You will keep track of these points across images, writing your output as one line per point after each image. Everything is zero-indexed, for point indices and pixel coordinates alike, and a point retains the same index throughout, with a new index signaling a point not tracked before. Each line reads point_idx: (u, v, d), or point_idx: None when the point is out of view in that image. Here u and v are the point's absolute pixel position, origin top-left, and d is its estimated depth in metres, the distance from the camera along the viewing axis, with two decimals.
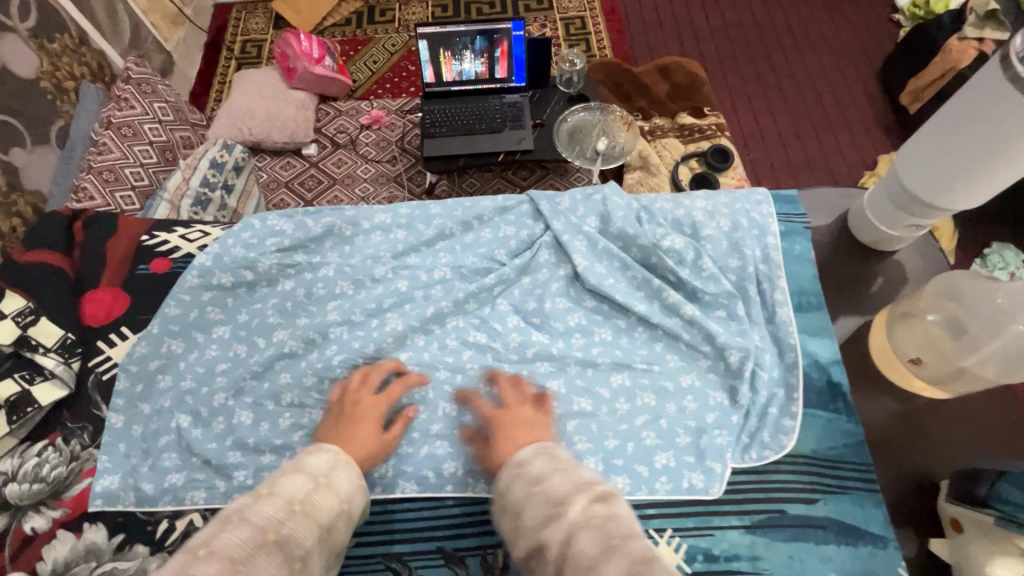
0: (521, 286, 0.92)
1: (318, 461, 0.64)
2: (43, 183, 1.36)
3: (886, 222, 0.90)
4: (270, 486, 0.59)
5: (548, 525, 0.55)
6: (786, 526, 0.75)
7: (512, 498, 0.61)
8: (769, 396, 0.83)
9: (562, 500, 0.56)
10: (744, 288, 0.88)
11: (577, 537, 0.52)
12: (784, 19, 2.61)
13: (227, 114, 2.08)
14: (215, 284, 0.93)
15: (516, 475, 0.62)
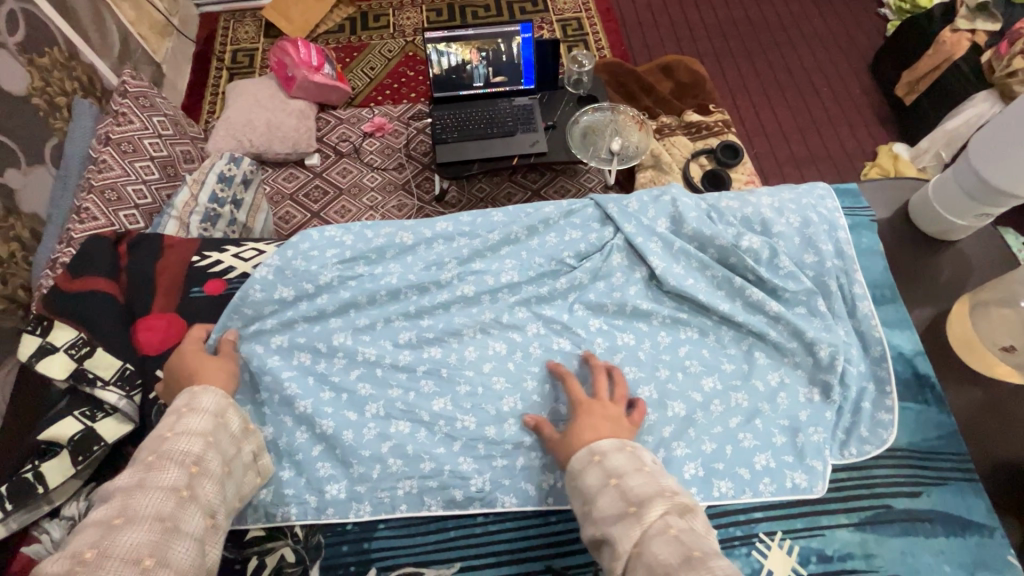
0: (596, 289, 0.90)
1: (213, 399, 0.70)
2: (41, 206, 1.28)
3: (957, 209, 0.89)
4: (168, 427, 0.66)
5: (621, 522, 0.60)
6: (894, 520, 0.74)
7: (588, 487, 0.66)
8: (860, 390, 0.82)
9: (636, 505, 0.61)
10: (824, 283, 0.87)
11: (655, 542, 0.57)
12: (777, 15, 2.65)
13: (226, 126, 2.02)
14: (276, 297, 0.88)
15: (596, 466, 0.67)
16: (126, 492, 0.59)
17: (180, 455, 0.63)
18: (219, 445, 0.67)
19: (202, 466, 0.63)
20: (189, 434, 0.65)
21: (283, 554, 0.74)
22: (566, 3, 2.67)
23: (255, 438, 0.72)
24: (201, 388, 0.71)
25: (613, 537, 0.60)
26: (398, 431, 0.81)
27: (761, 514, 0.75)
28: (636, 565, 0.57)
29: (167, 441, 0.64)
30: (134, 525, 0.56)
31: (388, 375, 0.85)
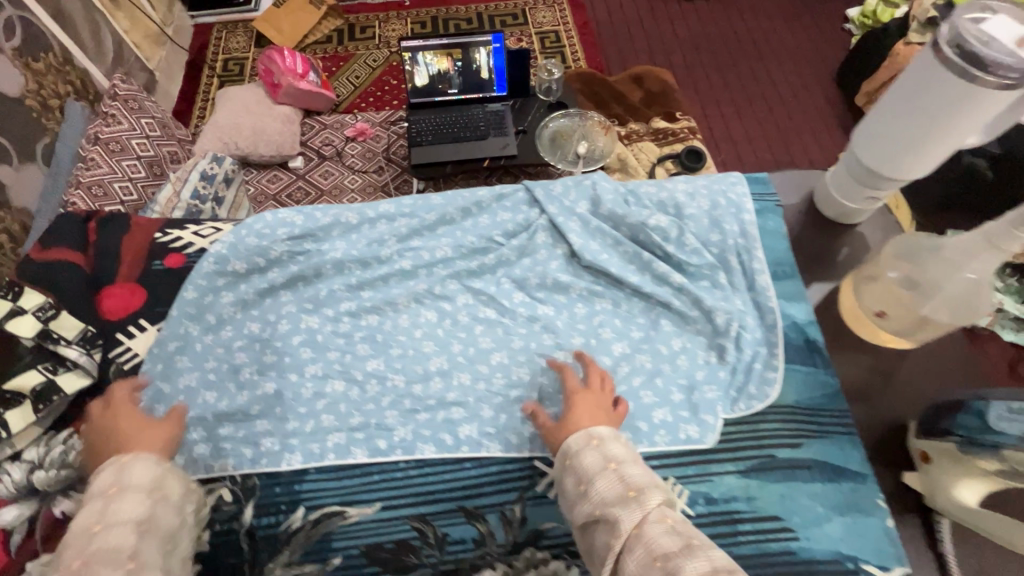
0: (521, 265, 0.99)
1: (140, 476, 0.70)
2: (31, 201, 1.38)
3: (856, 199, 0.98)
4: (97, 519, 0.65)
5: (623, 505, 0.64)
6: (775, 468, 0.82)
7: (587, 466, 0.69)
8: (753, 353, 0.90)
9: (637, 492, 0.64)
10: (725, 259, 0.96)
11: (654, 529, 0.61)
12: (747, 30, 2.78)
13: (213, 130, 2.12)
14: (230, 271, 0.96)
15: (596, 449, 0.71)
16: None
17: (113, 551, 0.63)
18: (155, 526, 0.68)
19: (139, 558, 0.64)
20: (123, 521, 0.65)
21: (219, 495, 0.81)
22: (545, 16, 2.84)
23: (191, 505, 0.74)
24: (129, 458, 0.71)
25: (616, 516, 0.63)
26: (333, 389, 0.89)
27: (656, 462, 0.83)
28: (637, 544, 0.60)
29: (97, 538, 0.63)
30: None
31: (328, 339, 0.93)
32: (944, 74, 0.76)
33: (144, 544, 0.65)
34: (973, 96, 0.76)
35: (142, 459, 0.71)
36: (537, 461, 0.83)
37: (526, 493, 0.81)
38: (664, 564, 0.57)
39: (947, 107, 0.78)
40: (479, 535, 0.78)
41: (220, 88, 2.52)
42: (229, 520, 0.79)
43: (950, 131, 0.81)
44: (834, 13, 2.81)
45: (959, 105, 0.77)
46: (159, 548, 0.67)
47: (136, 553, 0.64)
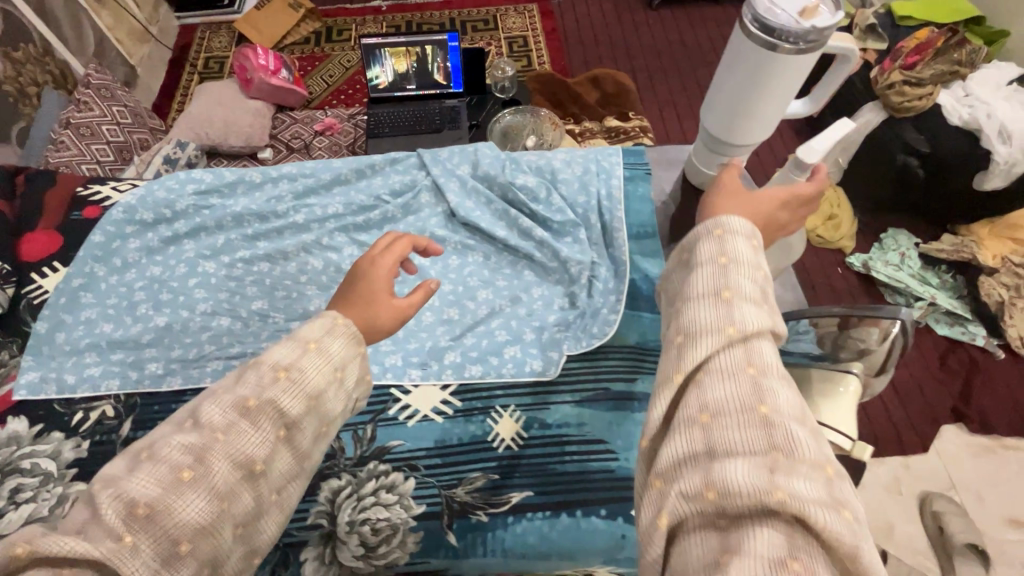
0: (404, 221, 1.08)
1: (339, 347, 0.60)
2: None
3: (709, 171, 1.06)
4: (285, 364, 0.56)
5: (759, 308, 0.48)
6: (608, 398, 0.90)
7: (743, 255, 0.51)
8: (603, 300, 0.98)
9: (775, 309, 0.50)
10: (588, 218, 1.05)
11: (769, 349, 0.47)
12: (707, 38, 2.96)
13: (185, 121, 2.23)
14: (138, 220, 1.06)
15: (750, 247, 0.52)
16: (216, 431, 0.52)
17: (279, 411, 0.55)
18: (321, 408, 0.58)
19: (292, 430, 0.56)
20: (303, 383, 0.56)
21: (104, 411, 0.90)
22: (515, 23, 3.00)
23: (361, 394, 0.64)
24: (342, 321, 0.61)
25: (737, 309, 0.48)
26: (218, 323, 0.98)
27: (501, 392, 0.91)
28: (744, 344, 0.46)
29: (278, 385, 0.55)
30: (205, 483, 0.50)
31: (220, 282, 1.03)
32: (748, 42, 0.85)
33: (303, 416, 0.56)
34: (774, 62, 0.84)
35: (351, 331, 0.61)
36: (393, 388, 0.91)
37: (378, 416, 0.89)
38: (756, 375, 0.45)
39: (757, 73, 0.87)
40: (331, 449, 0.86)
41: (199, 83, 2.65)
42: (109, 432, 0.88)
43: (768, 94, 0.89)
44: None
45: (769, 74, 0.86)
46: (316, 429, 0.58)
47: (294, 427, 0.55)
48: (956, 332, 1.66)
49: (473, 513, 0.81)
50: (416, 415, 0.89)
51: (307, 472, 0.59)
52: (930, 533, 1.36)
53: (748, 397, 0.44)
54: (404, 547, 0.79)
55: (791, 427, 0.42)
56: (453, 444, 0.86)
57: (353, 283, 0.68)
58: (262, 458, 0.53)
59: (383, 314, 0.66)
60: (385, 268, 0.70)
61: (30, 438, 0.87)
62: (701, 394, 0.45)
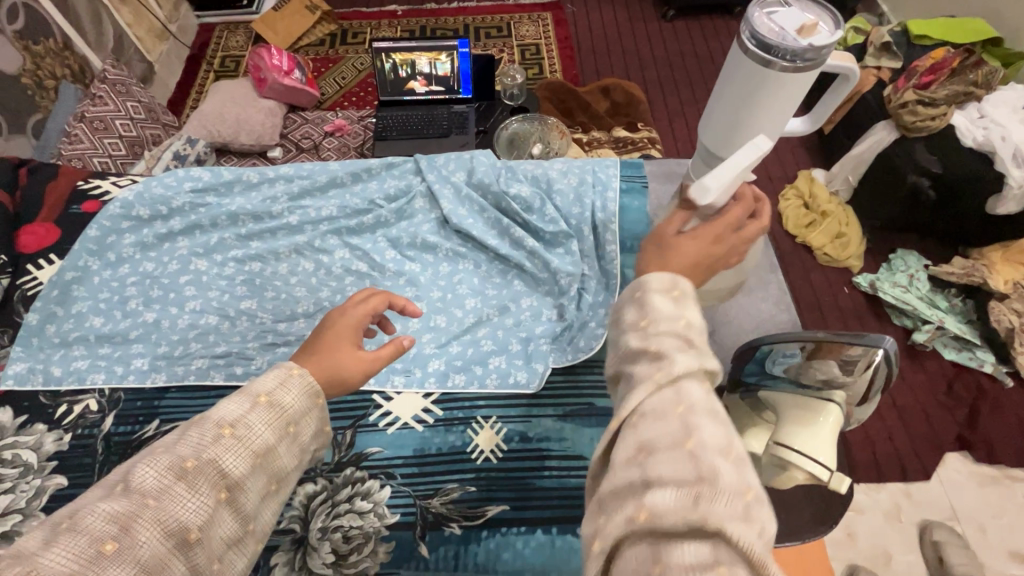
0: (397, 226, 1.08)
1: (297, 398, 0.61)
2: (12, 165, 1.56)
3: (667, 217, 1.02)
4: (230, 420, 0.56)
5: (684, 350, 0.49)
6: (592, 414, 0.89)
7: (658, 308, 0.52)
8: (592, 314, 0.97)
9: (702, 349, 0.50)
10: (580, 230, 1.04)
11: (693, 384, 0.48)
12: (720, 52, 2.96)
13: (198, 118, 2.26)
14: (134, 216, 1.07)
15: (671, 300, 0.53)
16: (147, 497, 0.49)
17: (220, 472, 0.53)
18: (270, 464, 0.58)
19: (234, 492, 0.54)
20: (247, 444, 0.55)
21: (87, 405, 0.90)
22: (528, 30, 3.01)
23: (320, 442, 0.65)
24: (298, 371, 0.62)
25: (667, 356, 0.49)
26: (206, 321, 0.99)
27: (483, 403, 0.90)
28: (669, 385, 0.47)
29: (223, 443, 0.54)
30: (129, 557, 0.46)
31: (211, 280, 1.03)
32: (746, 60, 0.84)
33: (248, 479, 0.55)
34: (772, 81, 0.83)
35: (307, 381, 0.62)
36: (375, 394, 0.91)
37: (358, 422, 0.89)
38: (684, 412, 0.46)
39: (755, 92, 0.86)
40: None
41: (214, 80, 2.69)
42: (91, 425, 0.88)
43: (766, 113, 0.88)
44: None
45: (767, 91, 0.85)
46: (263, 487, 0.57)
47: (235, 489, 0.54)
48: (963, 358, 1.61)
49: (447, 525, 0.79)
50: (396, 422, 0.89)
51: (251, 536, 0.57)
52: (930, 564, 1.32)
53: (677, 435, 0.45)
54: (375, 556, 0.78)
55: (715, 458, 0.43)
56: (432, 453, 0.86)
57: (321, 332, 0.70)
58: (198, 524, 0.51)
59: (348, 359, 0.67)
60: (354, 320, 0.71)
61: (13, 429, 0.88)
62: (632, 434, 0.46)
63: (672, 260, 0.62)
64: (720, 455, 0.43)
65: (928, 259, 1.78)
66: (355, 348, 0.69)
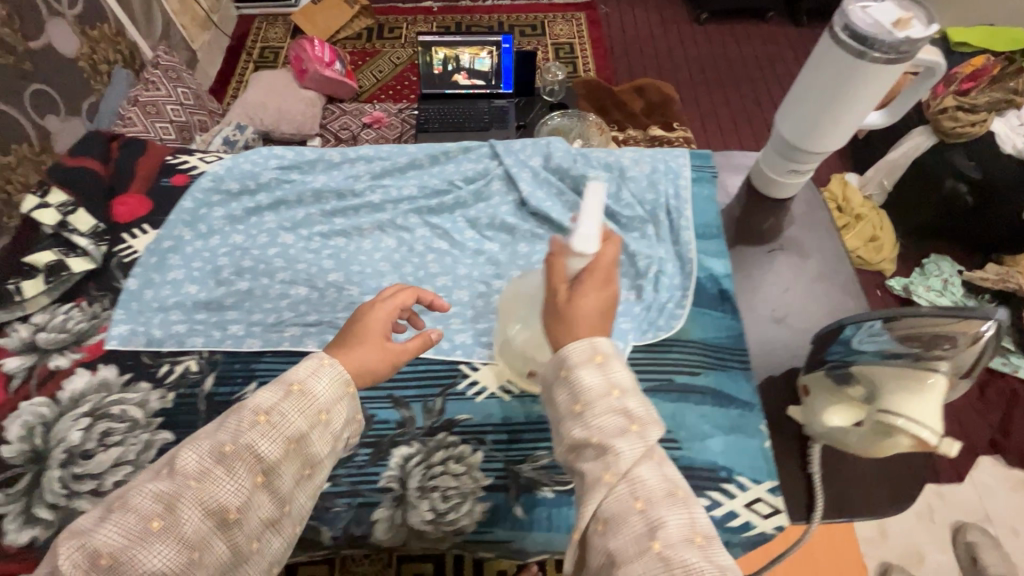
0: (475, 207, 1.12)
1: (327, 389, 0.64)
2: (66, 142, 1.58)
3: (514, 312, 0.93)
4: (265, 408, 0.61)
5: (624, 437, 0.55)
6: (673, 390, 0.92)
7: (587, 387, 0.58)
8: (669, 295, 1.00)
9: (642, 427, 0.56)
10: (656, 215, 1.08)
11: (644, 469, 0.55)
12: (754, 54, 3.00)
13: (242, 107, 2.31)
14: (224, 189, 1.12)
15: (596, 368, 0.58)
16: (189, 479, 0.56)
17: (257, 457, 0.59)
18: (301, 450, 0.62)
19: (269, 477, 0.60)
20: (277, 433, 0.60)
21: (188, 365, 0.95)
22: (563, 29, 3.05)
23: (351, 431, 0.68)
24: (328, 362, 0.65)
25: (612, 449, 0.55)
26: (296, 292, 1.02)
27: None
28: (622, 482, 0.54)
29: (252, 433, 0.59)
30: (172, 533, 0.54)
31: (298, 253, 1.07)
32: (837, 52, 0.88)
33: (283, 463, 0.60)
34: (863, 72, 0.87)
35: (336, 371, 0.65)
36: (462, 364, 0.95)
37: (448, 390, 0.92)
38: (645, 509, 0.52)
39: (843, 83, 0.90)
40: (402, 418, 0.89)
41: (255, 70, 2.75)
42: (192, 385, 0.93)
43: (852, 104, 0.92)
44: None
45: (854, 80, 0.89)
46: (297, 473, 0.62)
47: (270, 473, 0.59)
48: (998, 364, 1.62)
49: (540, 488, 0.83)
50: (484, 391, 0.92)
51: (287, 518, 0.62)
52: (963, 564, 1.35)
53: (642, 539, 0.51)
54: (472, 515, 0.81)
55: (682, 555, 0.50)
56: (520, 421, 0.89)
57: (348, 330, 0.73)
58: (236, 505, 0.57)
59: (373, 354, 0.70)
60: (382, 316, 0.74)
61: (119, 385, 0.92)
62: (602, 545, 0.52)
63: (575, 322, 0.62)
64: (685, 548, 0.50)
65: (963, 265, 1.81)
66: (381, 344, 0.72)
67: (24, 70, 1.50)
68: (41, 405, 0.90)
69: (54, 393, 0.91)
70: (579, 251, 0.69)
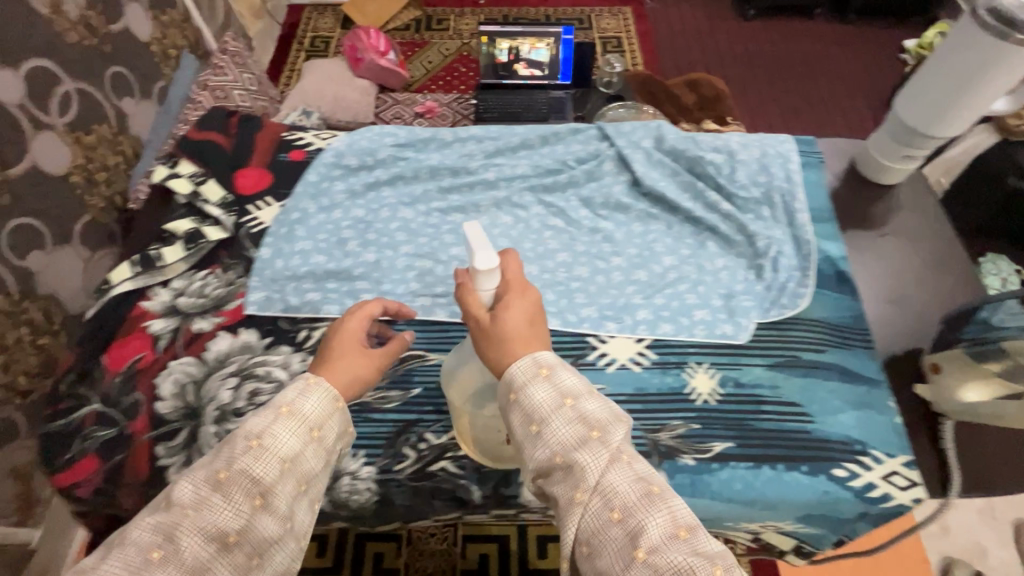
0: (588, 186, 1.14)
1: (314, 404, 0.67)
2: (144, 131, 1.41)
3: (461, 394, 0.81)
4: (257, 432, 0.62)
5: (584, 449, 0.59)
6: (800, 366, 0.94)
7: (538, 405, 0.61)
8: (788, 275, 1.02)
9: (602, 434, 0.59)
10: (770, 197, 1.10)
11: (614, 473, 0.58)
12: (802, 44, 2.92)
13: (300, 95, 2.31)
14: (344, 164, 1.15)
15: (544, 382, 0.63)
16: (185, 509, 0.57)
17: (252, 480, 0.60)
18: (298, 467, 0.63)
19: (268, 498, 0.60)
20: (275, 450, 0.62)
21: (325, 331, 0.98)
22: (608, 24, 3.03)
23: (343, 443, 0.71)
24: (314, 381, 0.69)
25: (577, 463, 0.58)
26: (421, 264, 1.05)
27: (694, 349, 0.96)
28: (597, 496, 0.57)
29: (247, 456, 0.60)
30: (175, 560, 0.54)
31: (419, 227, 1.10)
32: (982, 34, 0.92)
33: (279, 483, 0.61)
34: (1005, 53, 0.92)
35: (324, 387, 0.69)
36: (590, 337, 0.97)
37: (579, 360, 0.95)
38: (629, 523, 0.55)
39: (982, 65, 0.94)
40: None
41: (307, 59, 2.77)
42: None
43: (986, 87, 0.96)
44: (893, 35, 2.90)
45: (993, 64, 0.93)
46: (294, 489, 0.62)
47: (268, 494, 0.60)
48: None
49: (681, 456, 0.85)
50: (615, 362, 0.94)
51: (292, 531, 0.62)
52: None
53: (626, 552, 0.53)
54: None
55: (666, 554, 0.52)
56: (653, 392, 0.91)
57: (328, 349, 0.76)
58: (235, 529, 0.58)
59: (358, 364, 0.74)
60: (354, 330, 0.78)
61: (262, 348, 0.95)
62: (590, 567, 0.55)
63: (510, 342, 0.66)
64: (668, 545, 0.53)
65: None
66: (357, 355, 0.75)
67: (104, 51, 1.32)
68: (190, 364, 0.93)
69: (200, 354, 0.95)
70: (485, 273, 0.68)
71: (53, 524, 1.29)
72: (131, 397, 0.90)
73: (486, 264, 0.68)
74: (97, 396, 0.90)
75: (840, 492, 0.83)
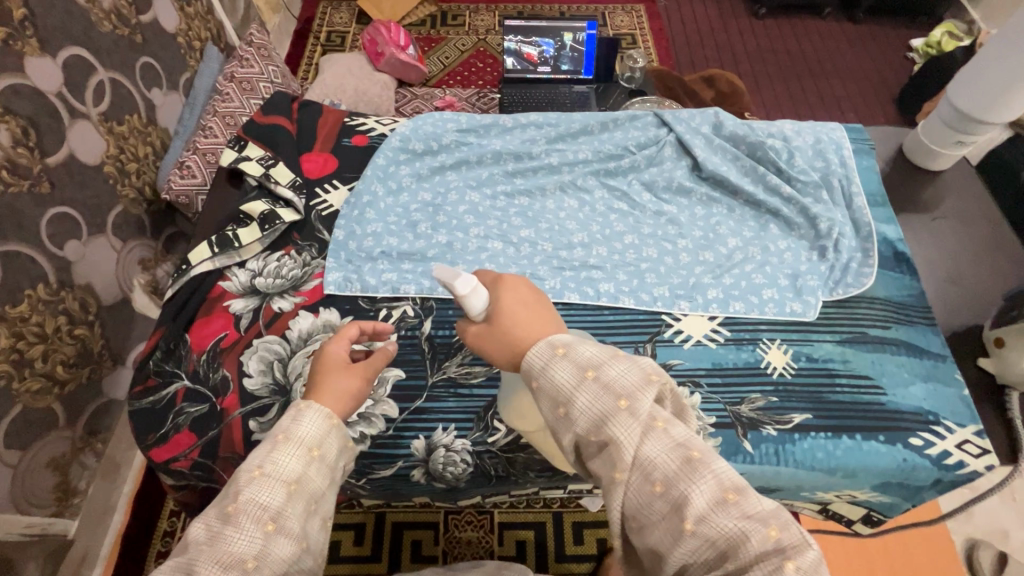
0: (649, 170, 1.17)
1: (313, 425, 0.60)
2: (171, 123, 1.37)
3: (529, 422, 0.80)
4: (258, 462, 0.56)
5: (615, 424, 0.49)
6: (868, 341, 0.97)
7: (561, 386, 0.52)
8: (850, 256, 1.06)
9: (634, 405, 0.50)
10: (829, 181, 1.13)
11: (649, 444, 0.49)
12: (815, 30, 2.87)
13: (320, 87, 2.22)
14: (410, 149, 1.18)
15: (563, 362, 0.53)
16: (199, 546, 0.52)
17: (260, 507, 0.54)
18: (305, 488, 0.57)
19: (280, 522, 0.54)
20: (279, 475, 0.56)
21: (405, 309, 1.00)
22: (623, 20, 2.85)
23: (348, 460, 0.64)
24: (306, 404, 0.62)
25: (612, 440, 0.50)
26: (493, 246, 1.06)
27: (766, 326, 0.98)
28: (634, 471, 0.49)
29: (252, 484, 0.55)
30: None
31: (486, 210, 1.12)
32: None
33: (288, 509, 0.55)
34: None
35: (318, 408, 0.62)
36: (664, 315, 1.00)
37: (656, 338, 0.97)
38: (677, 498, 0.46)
39: None
40: None
41: (325, 54, 2.70)
42: (412, 328, 0.97)
43: None
44: (906, 23, 2.87)
45: None
46: (305, 509, 0.57)
47: (280, 518, 0.54)
48: None
49: (763, 426, 0.88)
50: (690, 339, 0.97)
51: (308, 552, 0.56)
52: None
53: (672, 523, 0.46)
54: None
55: (716, 522, 0.45)
56: (730, 366, 0.94)
57: (311, 377, 0.70)
58: (253, 553, 0.51)
59: (349, 383, 0.68)
60: (337, 354, 0.73)
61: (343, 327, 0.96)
62: (642, 544, 0.49)
63: (514, 332, 0.58)
64: (718, 513, 0.45)
65: None
66: (346, 376, 0.69)
67: (136, 42, 1.26)
68: (274, 342, 0.94)
69: (282, 332, 0.95)
70: (468, 295, 0.61)
71: (89, 515, 1.22)
72: (218, 374, 0.92)
73: (466, 286, 0.61)
74: (185, 373, 0.92)
75: (918, 460, 0.86)
